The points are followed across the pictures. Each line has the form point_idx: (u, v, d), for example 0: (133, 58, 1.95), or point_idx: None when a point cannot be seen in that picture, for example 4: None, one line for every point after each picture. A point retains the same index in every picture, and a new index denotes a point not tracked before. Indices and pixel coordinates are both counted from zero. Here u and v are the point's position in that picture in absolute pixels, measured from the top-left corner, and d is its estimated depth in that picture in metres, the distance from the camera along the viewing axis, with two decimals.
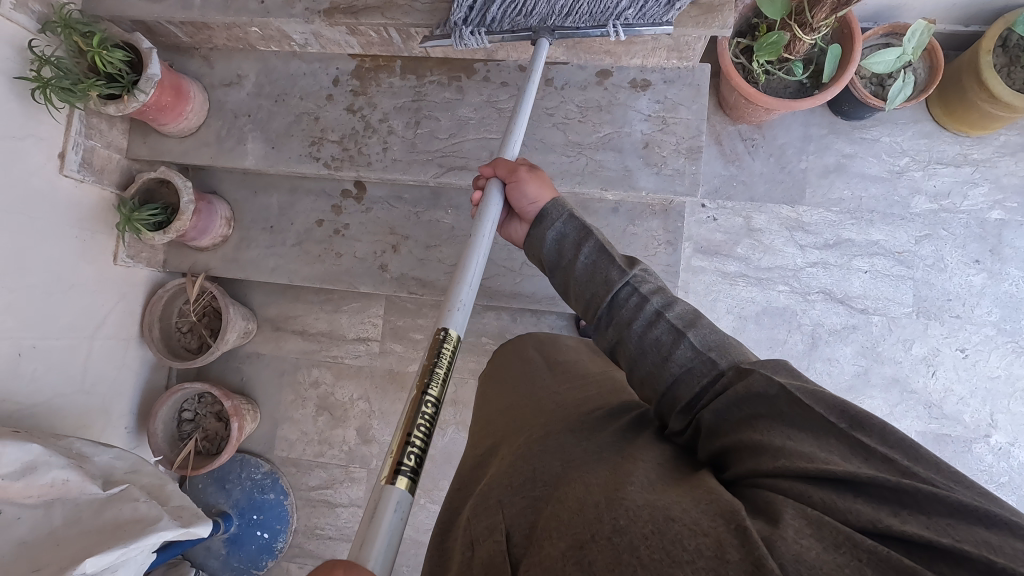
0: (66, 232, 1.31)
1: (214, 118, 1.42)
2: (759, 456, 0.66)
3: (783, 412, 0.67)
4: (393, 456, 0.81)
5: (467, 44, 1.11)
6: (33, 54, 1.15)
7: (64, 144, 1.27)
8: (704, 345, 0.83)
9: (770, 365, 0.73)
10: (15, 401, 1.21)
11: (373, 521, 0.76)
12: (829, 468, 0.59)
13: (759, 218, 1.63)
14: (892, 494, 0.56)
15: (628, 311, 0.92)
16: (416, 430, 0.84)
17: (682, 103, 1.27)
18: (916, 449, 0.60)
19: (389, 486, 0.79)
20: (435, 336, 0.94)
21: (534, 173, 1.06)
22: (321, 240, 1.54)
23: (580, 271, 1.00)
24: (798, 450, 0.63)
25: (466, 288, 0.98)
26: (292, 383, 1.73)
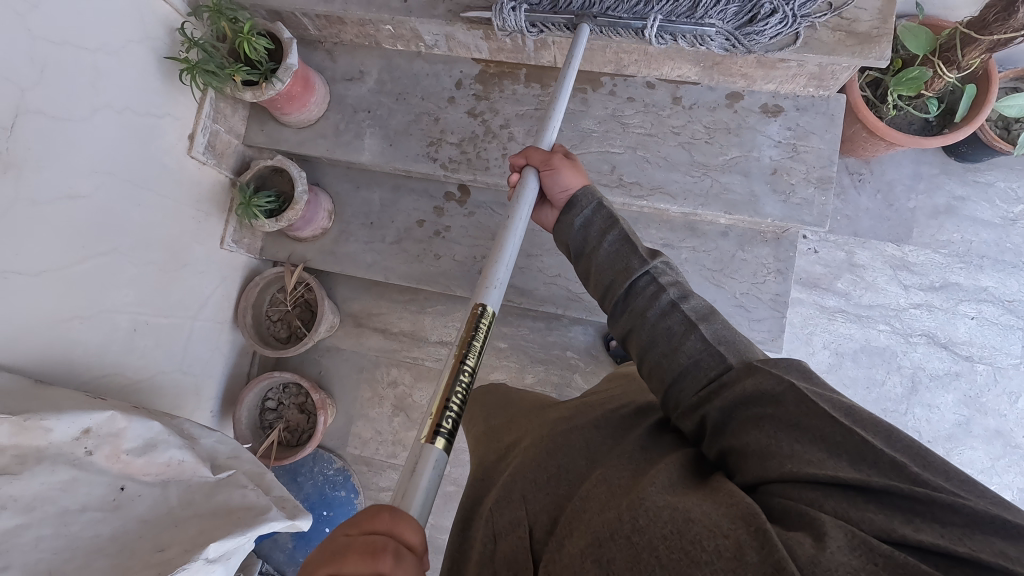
0: (186, 211, 1.32)
1: (333, 111, 1.43)
2: (766, 458, 0.63)
3: (791, 416, 0.63)
4: (432, 418, 0.84)
5: (506, 20, 1.14)
6: (183, 36, 1.17)
7: (195, 126, 1.29)
8: (716, 340, 0.79)
9: (781, 366, 0.70)
10: (126, 375, 1.21)
11: (413, 476, 0.79)
12: (834, 472, 0.57)
13: (862, 254, 1.59)
14: (906, 503, 0.53)
15: (643, 299, 0.89)
16: (454, 396, 0.86)
17: (815, 131, 1.25)
18: (924, 455, 0.57)
19: (428, 446, 0.81)
20: (473, 310, 0.93)
21: (569, 160, 1.05)
22: (420, 240, 1.54)
23: (604, 254, 0.97)
24: (804, 453, 0.60)
25: (502, 268, 0.98)
26: (370, 381, 1.72)
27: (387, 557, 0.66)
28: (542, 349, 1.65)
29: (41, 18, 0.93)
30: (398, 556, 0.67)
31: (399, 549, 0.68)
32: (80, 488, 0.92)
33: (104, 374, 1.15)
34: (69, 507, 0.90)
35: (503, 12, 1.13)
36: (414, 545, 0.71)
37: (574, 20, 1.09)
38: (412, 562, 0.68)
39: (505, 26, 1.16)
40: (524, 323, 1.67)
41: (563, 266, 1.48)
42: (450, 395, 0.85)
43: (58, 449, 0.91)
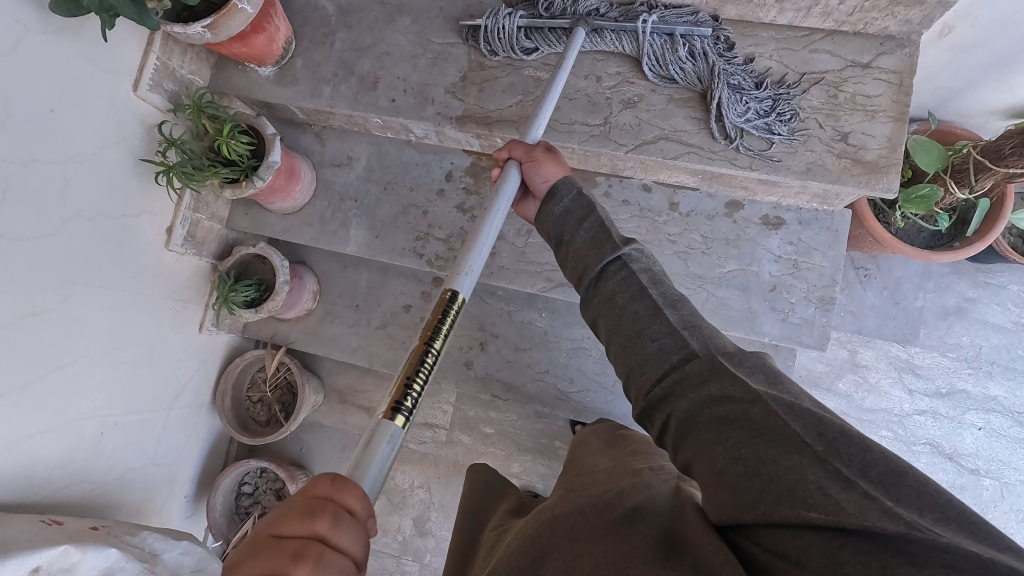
0: (163, 303, 1.28)
1: (320, 198, 1.38)
2: (736, 489, 0.56)
3: (757, 430, 0.57)
4: (391, 396, 0.81)
5: (497, 23, 1.10)
6: (161, 135, 1.14)
7: (173, 220, 1.25)
8: (682, 326, 0.77)
9: (749, 367, 0.65)
10: (93, 481, 1.17)
11: (368, 448, 0.75)
12: (806, 510, 0.50)
13: (865, 353, 1.53)
14: (881, 540, 0.45)
15: (614, 282, 0.85)
16: (416, 375, 0.83)
17: (817, 247, 1.19)
18: (901, 477, 0.49)
19: (386, 421, 0.78)
20: (443, 296, 0.90)
21: (551, 153, 0.98)
22: (407, 325, 1.49)
23: (580, 242, 0.92)
24: (776, 485, 0.53)
25: (478, 254, 0.94)
26: (352, 460, 1.67)
27: (323, 520, 0.62)
28: (529, 437, 1.60)
29: (7, 142, 0.89)
30: (336, 520, 0.63)
31: (339, 512, 0.64)
32: None
33: (69, 485, 1.11)
34: None
35: (496, 15, 1.10)
36: (358, 509, 0.67)
37: (568, 22, 1.06)
38: (352, 529, 0.64)
39: (495, 30, 1.11)
40: (511, 409, 1.62)
41: (553, 362, 1.43)
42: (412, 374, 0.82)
43: None
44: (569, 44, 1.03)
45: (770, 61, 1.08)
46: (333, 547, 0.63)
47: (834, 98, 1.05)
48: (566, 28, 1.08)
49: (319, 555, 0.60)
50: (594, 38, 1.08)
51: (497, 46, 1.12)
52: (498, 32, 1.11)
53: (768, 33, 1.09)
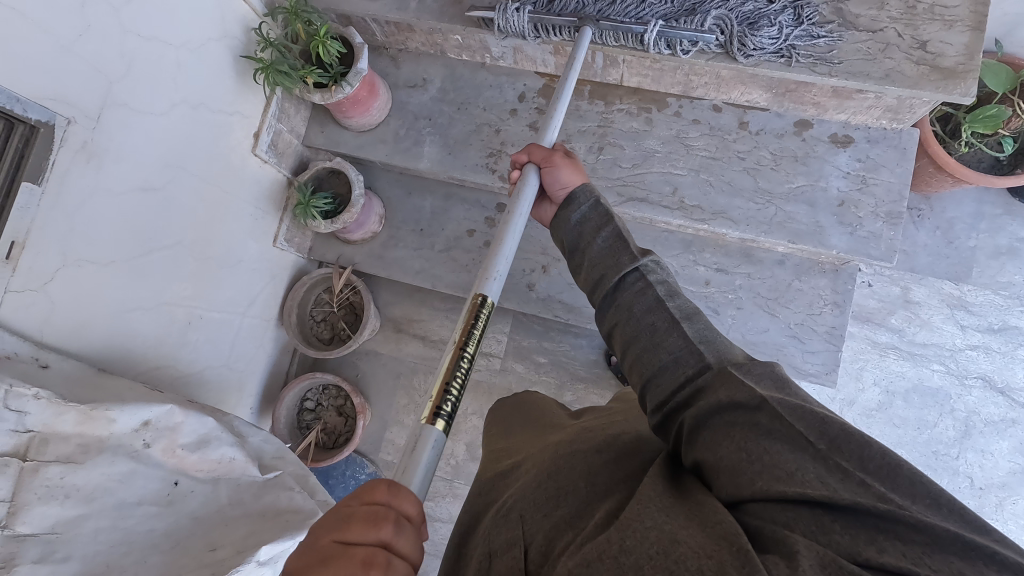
0: (246, 207, 1.33)
1: (394, 117, 1.43)
2: (737, 471, 0.58)
3: (762, 427, 0.58)
4: (432, 399, 0.84)
5: (509, 21, 1.20)
6: (259, 36, 1.19)
7: (260, 125, 1.30)
8: (698, 338, 0.77)
9: (755, 375, 0.67)
10: (179, 367, 1.21)
11: (413, 453, 0.79)
12: (800, 488, 0.52)
13: (918, 290, 1.55)
14: (871, 520, 0.49)
15: (631, 294, 0.87)
16: (453, 381, 0.86)
17: (885, 164, 1.23)
18: (897, 470, 0.51)
19: (428, 426, 0.81)
20: (472, 302, 0.93)
21: (568, 159, 1.04)
22: (470, 249, 1.53)
23: (596, 251, 0.95)
24: (774, 467, 0.55)
25: (503, 261, 0.98)
26: (406, 387, 1.71)
27: (387, 526, 0.63)
28: (583, 366, 1.63)
29: (134, 14, 0.95)
30: (399, 525, 0.64)
31: (400, 518, 0.65)
32: (137, 482, 0.91)
33: (158, 365, 1.15)
34: (125, 499, 0.89)
35: (507, 12, 1.20)
36: (414, 512, 0.68)
37: (574, 22, 1.16)
38: (412, 533, 0.65)
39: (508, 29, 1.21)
40: (565, 339, 1.65)
41: None
42: (450, 379, 0.84)
43: (118, 440, 0.91)
44: (578, 45, 1.09)
45: None
46: (397, 553, 0.63)
47: (912, 8, 1.09)
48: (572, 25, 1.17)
49: (387, 562, 0.61)
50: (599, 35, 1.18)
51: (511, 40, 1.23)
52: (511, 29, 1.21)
53: None
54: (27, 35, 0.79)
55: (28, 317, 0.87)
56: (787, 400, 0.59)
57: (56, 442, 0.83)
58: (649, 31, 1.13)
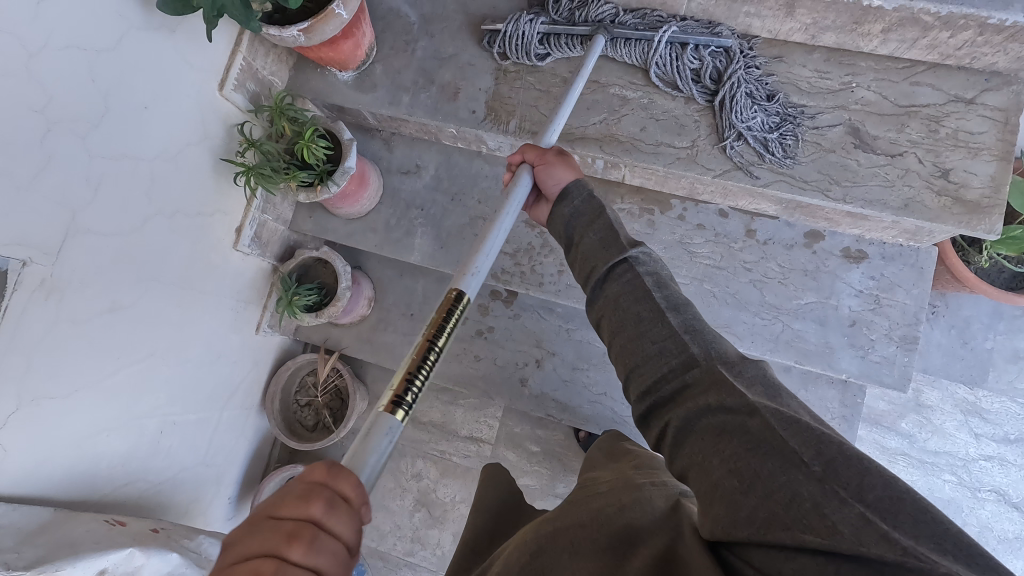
0: (226, 303, 1.27)
1: (386, 205, 1.37)
2: (730, 502, 0.52)
3: (756, 447, 0.53)
4: (393, 390, 0.75)
5: (519, 29, 1.12)
6: (241, 135, 1.13)
7: (242, 220, 1.24)
8: (685, 328, 0.73)
9: (749, 379, 0.62)
10: (149, 479, 1.15)
11: (363, 441, 0.70)
12: (800, 531, 0.46)
13: (930, 393, 1.48)
14: (872, 564, 0.43)
15: (618, 284, 0.81)
16: (419, 372, 0.77)
17: (901, 284, 1.16)
18: (902, 500, 0.45)
19: (385, 415, 0.72)
20: (447, 297, 0.85)
21: (563, 158, 0.95)
22: (462, 337, 1.47)
23: (588, 244, 0.87)
24: (771, 493, 0.50)
25: (486, 254, 0.89)
26: (393, 470, 1.64)
27: (319, 506, 0.57)
28: (578, 458, 1.56)
29: (102, 136, 0.89)
30: (331, 507, 0.58)
31: (334, 499, 0.58)
32: None
33: (127, 483, 1.09)
34: None
35: (518, 21, 1.13)
36: (354, 496, 0.61)
37: (589, 28, 1.08)
38: (348, 513, 0.59)
39: (515, 36, 1.13)
40: (560, 428, 1.58)
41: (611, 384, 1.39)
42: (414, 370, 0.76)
43: None
44: (590, 51, 1.04)
45: (868, 92, 1.05)
46: (328, 533, 0.57)
47: (934, 132, 1.02)
48: (584, 35, 1.10)
49: (313, 539, 0.55)
50: (609, 49, 1.10)
51: (515, 51, 1.14)
52: (519, 39, 1.13)
53: (867, 63, 1.06)
54: None
55: None
56: (782, 412, 0.55)
57: None
58: (659, 36, 1.07)
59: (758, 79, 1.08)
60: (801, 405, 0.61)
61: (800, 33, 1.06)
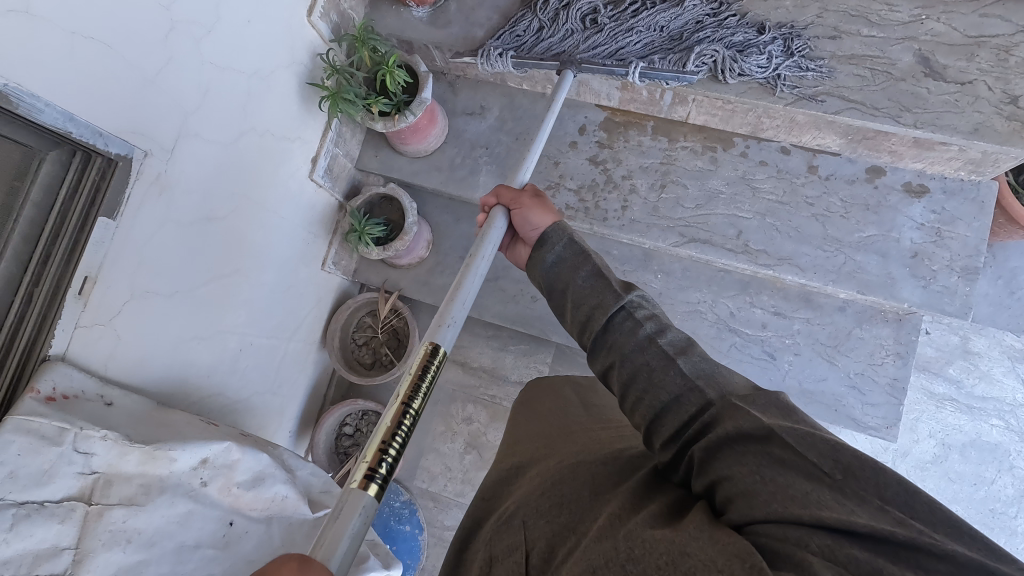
0: (299, 232, 1.31)
1: (450, 145, 1.41)
2: (750, 496, 0.56)
3: (776, 455, 0.56)
4: (366, 462, 0.67)
5: (494, 61, 1.24)
6: (325, 62, 1.17)
7: (318, 149, 1.28)
8: (696, 374, 0.71)
9: (760, 402, 0.64)
10: (227, 395, 1.18)
11: (336, 520, 0.62)
12: (816, 511, 0.50)
13: (977, 340, 1.51)
14: (891, 547, 0.47)
15: (621, 335, 0.80)
16: (393, 439, 0.70)
17: (962, 217, 1.19)
18: (913, 493, 0.50)
19: (358, 489, 0.64)
20: (422, 351, 0.81)
21: (538, 200, 1.00)
22: (519, 279, 1.50)
23: (577, 288, 0.88)
24: (790, 489, 0.53)
25: (461, 305, 0.86)
26: (444, 414, 1.68)
27: None
28: None
29: (212, 43, 0.93)
30: None
31: None
32: (195, 522, 0.88)
33: (210, 394, 1.13)
34: (184, 542, 0.86)
35: (490, 57, 1.24)
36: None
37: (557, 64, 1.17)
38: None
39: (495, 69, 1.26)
40: None
41: None
42: (390, 436, 0.69)
43: (178, 478, 0.87)
44: (557, 89, 1.13)
45: (938, 24, 1.08)
46: None
47: (1004, 61, 1.05)
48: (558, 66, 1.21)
49: None
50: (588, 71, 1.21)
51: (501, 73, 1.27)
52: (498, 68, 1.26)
53: None
54: (113, 68, 0.77)
55: (93, 353, 0.84)
56: (798, 428, 0.57)
57: (120, 483, 0.81)
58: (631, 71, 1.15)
59: (740, 24, 1.14)
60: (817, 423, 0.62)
61: None
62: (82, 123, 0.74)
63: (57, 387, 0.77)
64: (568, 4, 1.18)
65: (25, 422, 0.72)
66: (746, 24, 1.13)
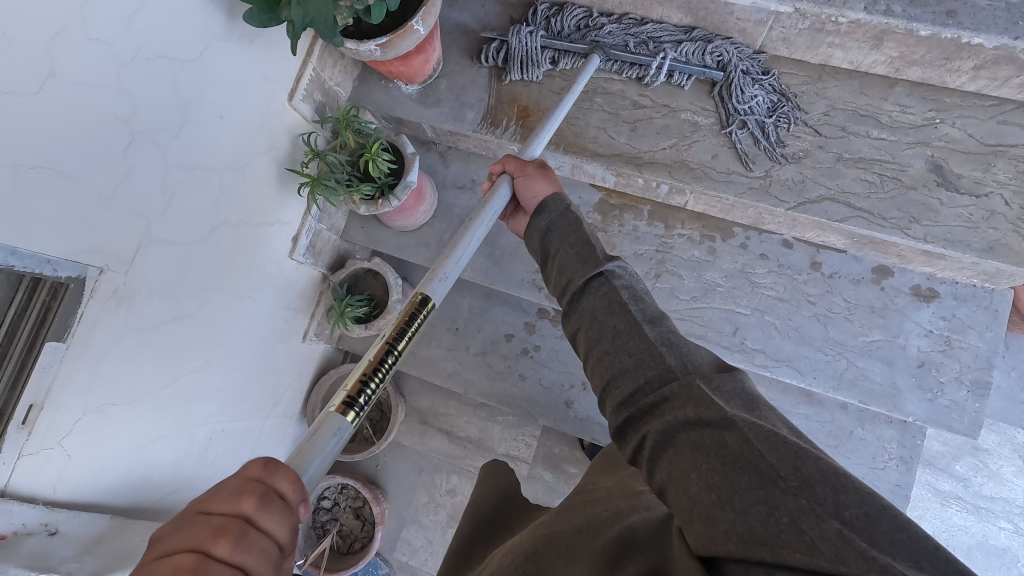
0: (278, 312, 1.26)
1: (439, 218, 1.36)
2: (705, 512, 0.50)
3: (733, 456, 0.51)
4: (346, 390, 0.71)
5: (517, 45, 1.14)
6: (306, 145, 1.12)
7: (299, 229, 1.23)
8: (660, 341, 0.70)
9: (726, 388, 0.61)
10: (196, 488, 1.14)
11: (312, 437, 0.65)
12: (777, 547, 0.44)
13: (987, 436, 1.43)
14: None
15: (595, 298, 0.77)
16: (374, 374, 0.74)
17: (974, 326, 1.12)
18: (883, 514, 0.43)
19: (336, 413, 0.68)
20: (411, 301, 0.82)
21: (544, 171, 0.93)
22: (506, 355, 1.45)
23: (566, 255, 0.84)
24: (747, 506, 0.47)
25: (454, 263, 0.86)
26: (428, 484, 1.63)
27: (250, 504, 0.52)
28: None
29: (181, 145, 0.88)
30: (266, 503, 0.53)
31: (269, 495, 0.54)
32: None
33: (176, 491, 1.08)
34: None
35: (520, 34, 1.14)
36: (290, 494, 0.56)
37: (588, 48, 1.10)
38: (283, 513, 0.54)
39: (520, 52, 1.14)
40: None
41: None
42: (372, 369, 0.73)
43: None
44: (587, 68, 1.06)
45: (952, 129, 1.02)
46: (259, 529, 0.53)
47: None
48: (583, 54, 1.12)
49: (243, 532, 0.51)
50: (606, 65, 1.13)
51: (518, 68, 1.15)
52: (520, 53, 1.14)
53: (952, 98, 1.03)
54: (64, 190, 0.72)
55: (40, 479, 0.80)
56: (761, 427, 0.52)
57: None
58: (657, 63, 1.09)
59: (751, 57, 1.09)
60: (783, 421, 0.58)
61: (883, 66, 1.03)
62: (26, 254, 0.70)
63: None
64: (560, 12, 1.15)
65: None
66: (757, 58, 1.08)
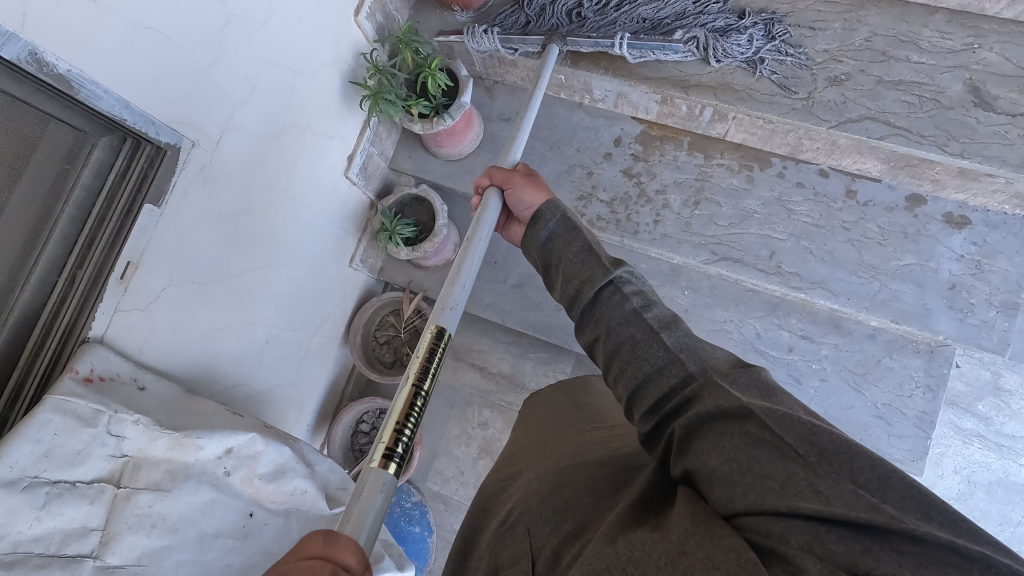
0: (331, 228, 1.31)
1: (484, 150, 1.42)
2: (729, 483, 0.53)
3: (753, 435, 0.53)
4: (384, 441, 0.71)
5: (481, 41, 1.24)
6: (368, 62, 1.18)
7: (355, 148, 1.29)
8: (679, 347, 0.68)
9: (740, 377, 0.62)
10: (252, 386, 1.19)
11: (358, 497, 0.66)
12: (795, 501, 0.48)
13: (1010, 378, 1.47)
14: (865, 532, 0.45)
15: (611, 308, 0.77)
16: (408, 420, 0.73)
17: (1004, 251, 1.16)
18: (888, 478, 0.47)
19: (380, 468, 0.68)
20: (428, 334, 0.83)
21: (530, 179, 0.98)
22: (543, 287, 1.50)
23: (569, 264, 0.85)
24: (768, 475, 0.51)
25: (461, 290, 0.89)
26: (460, 418, 1.68)
27: None
28: None
29: (263, 39, 0.94)
30: None
31: (337, 572, 0.54)
32: (217, 512, 0.89)
33: (235, 385, 1.13)
34: (205, 531, 0.86)
35: (477, 36, 1.24)
36: (355, 565, 0.56)
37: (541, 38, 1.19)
38: None
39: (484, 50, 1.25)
40: None
41: None
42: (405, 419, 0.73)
43: (202, 467, 0.88)
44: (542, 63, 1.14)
45: (990, 53, 1.06)
46: None
47: None
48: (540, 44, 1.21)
49: None
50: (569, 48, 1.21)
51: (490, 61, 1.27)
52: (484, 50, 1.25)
53: (991, 25, 1.07)
54: (167, 58, 0.78)
55: (130, 338, 0.85)
56: (775, 410, 0.54)
57: (148, 468, 0.82)
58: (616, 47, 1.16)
59: (721, 10, 1.16)
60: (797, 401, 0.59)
61: None
62: (136, 111, 0.75)
63: (94, 369, 0.78)
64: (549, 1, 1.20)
65: (64, 403, 0.73)
66: (727, 10, 1.15)
